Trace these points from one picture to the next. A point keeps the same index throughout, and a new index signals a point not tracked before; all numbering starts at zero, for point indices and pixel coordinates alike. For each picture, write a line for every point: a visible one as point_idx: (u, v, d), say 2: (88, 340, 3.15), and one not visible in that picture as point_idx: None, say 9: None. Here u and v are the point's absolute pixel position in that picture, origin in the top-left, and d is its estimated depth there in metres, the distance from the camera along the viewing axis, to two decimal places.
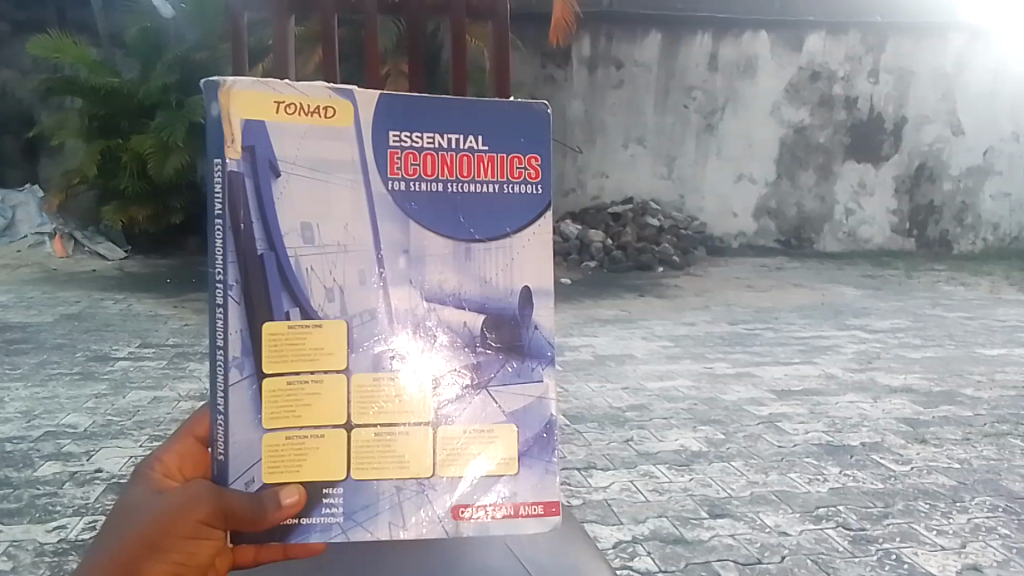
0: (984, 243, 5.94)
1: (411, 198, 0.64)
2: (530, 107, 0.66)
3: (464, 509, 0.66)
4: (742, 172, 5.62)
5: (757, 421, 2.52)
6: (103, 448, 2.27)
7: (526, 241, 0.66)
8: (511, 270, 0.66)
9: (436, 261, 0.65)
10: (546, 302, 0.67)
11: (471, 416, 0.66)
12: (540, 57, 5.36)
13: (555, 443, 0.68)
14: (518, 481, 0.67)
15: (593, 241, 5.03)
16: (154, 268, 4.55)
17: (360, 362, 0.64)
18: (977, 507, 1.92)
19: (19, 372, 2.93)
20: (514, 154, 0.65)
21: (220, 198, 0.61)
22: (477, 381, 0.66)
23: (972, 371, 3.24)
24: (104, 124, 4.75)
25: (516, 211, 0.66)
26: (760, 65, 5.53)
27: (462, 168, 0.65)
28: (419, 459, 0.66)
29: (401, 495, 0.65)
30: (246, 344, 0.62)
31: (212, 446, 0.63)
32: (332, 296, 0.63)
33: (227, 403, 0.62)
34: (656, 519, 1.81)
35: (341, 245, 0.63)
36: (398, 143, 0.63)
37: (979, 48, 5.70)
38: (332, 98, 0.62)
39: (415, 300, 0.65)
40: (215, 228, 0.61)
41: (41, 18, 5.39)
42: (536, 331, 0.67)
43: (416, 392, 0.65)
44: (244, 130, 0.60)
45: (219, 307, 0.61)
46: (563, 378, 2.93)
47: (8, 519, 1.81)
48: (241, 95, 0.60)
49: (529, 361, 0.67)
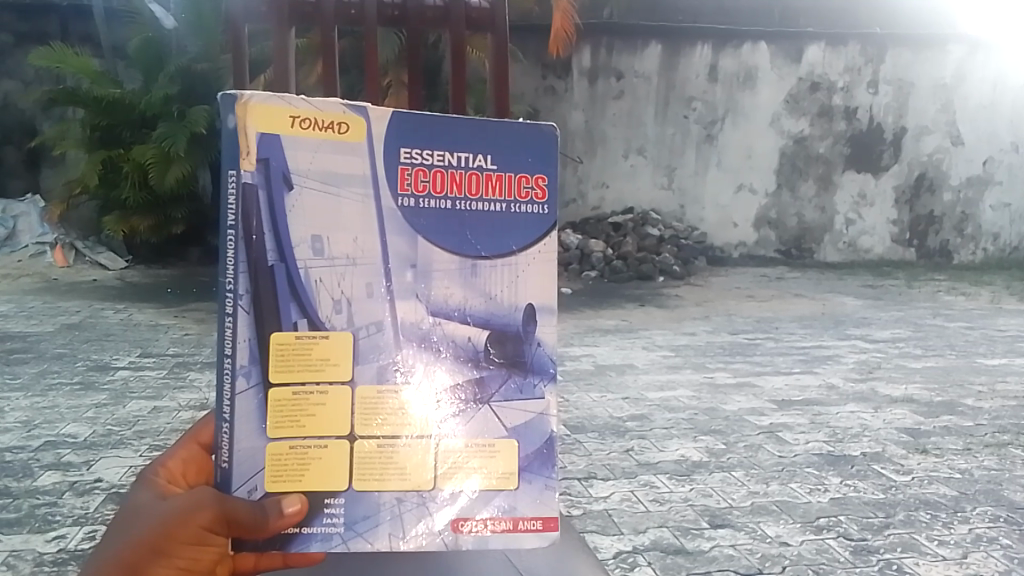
0: (985, 253, 5.94)
1: (420, 214, 0.64)
2: (538, 129, 0.66)
3: (463, 522, 0.66)
4: (743, 182, 5.63)
5: (757, 432, 2.52)
6: (102, 458, 2.27)
7: (530, 259, 0.66)
8: (516, 285, 0.66)
9: (441, 274, 0.65)
10: (548, 318, 0.68)
11: (473, 430, 0.67)
12: (541, 67, 5.37)
13: (556, 458, 0.68)
14: (517, 495, 0.67)
15: (593, 251, 5.04)
16: (155, 278, 4.55)
17: (365, 374, 0.64)
18: (978, 517, 1.92)
19: (19, 382, 2.92)
20: (522, 173, 0.66)
21: (233, 209, 0.61)
22: (479, 395, 0.67)
23: (973, 381, 3.24)
24: (106, 134, 4.77)
25: (522, 229, 0.66)
26: (760, 76, 5.55)
27: (470, 184, 0.65)
28: (419, 472, 0.66)
29: (402, 507, 0.65)
30: (253, 353, 0.62)
31: (217, 454, 0.63)
32: (340, 307, 0.63)
33: (233, 410, 0.62)
34: (656, 529, 1.81)
35: (349, 258, 0.63)
36: (408, 160, 0.64)
37: (978, 58, 5.72)
38: (345, 114, 0.62)
39: (420, 313, 0.65)
40: (226, 238, 0.61)
41: (44, 29, 5.39)
42: (539, 347, 0.67)
43: (419, 407, 0.65)
44: (259, 142, 0.60)
45: (227, 316, 0.61)
46: (563, 388, 2.92)
47: (7, 529, 1.81)
48: (257, 107, 0.60)
49: (530, 376, 0.67)
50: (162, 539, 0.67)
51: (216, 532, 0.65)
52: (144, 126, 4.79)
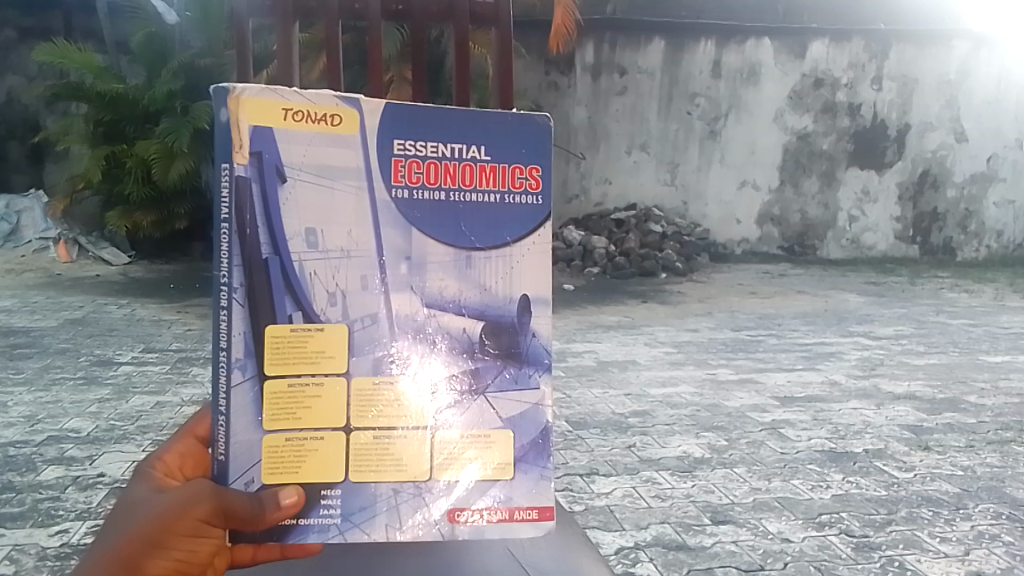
0: (988, 250, 5.92)
1: (414, 206, 0.64)
2: (532, 119, 0.66)
3: (460, 512, 0.66)
4: (746, 178, 5.62)
5: (760, 428, 2.52)
6: (105, 452, 2.27)
7: (524, 251, 0.66)
8: (511, 277, 0.66)
9: (436, 266, 0.65)
10: (544, 309, 0.67)
11: (469, 421, 0.67)
12: (544, 63, 5.35)
13: (551, 448, 0.68)
14: (513, 485, 0.67)
15: (596, 247, 5.04)
16: (158, 273, 4.56)
17: (361, 366, 0.64)
18: (981, 515, 1.91)
19: (23, 376, 2.93)
20: (515, 164, 0.66)
21: (227, 202, 0.61)
22: (474, 387, 0.67)
23: (976, 379, 3.24)
24: (109, 129, 4.77)
25: (516, 220, 0.66)
26: (764, 72, 5.54)
27: (464, 176, 0.65)
28: (415, 463, 0.66)
29: (399, 498, 0.66)
30: (249, 346, 0.62)
31: (214, 447, 0.63)
32: (335, 300, 0.63)
33: (228, 403, 0.62)
34: (658, 525, 1.81)
35: (344, 251, 0.63)
36: (402, 152, 0.64)
37: (983, 54, 5.70)
38: (337, 107, 0.62)
39: (415, 305, 0.65)
40: (221, 231, 0.61)
41: (47, 24, 5.39)
42: (534, 338, 0.67)
43: (416, 398, 0.65)
44: (252, 136, 0.60)
45: (223, 309, 0.61)
46: (566, 385, 2.93)
47: (11, 523, 1.82)
48: (249, 100, 0.60)
49: (525, 368, 0.67)
50: (160, 531, 0.67)
51: (214, 525, 0.64)
52: (147, 121, 4.79)
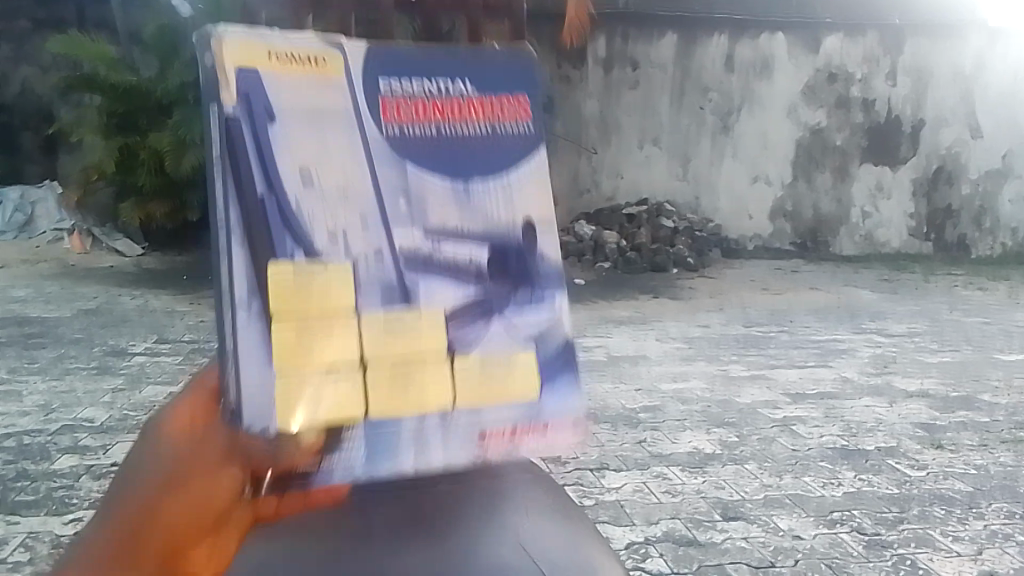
0: (1003, 247, 5.87)
1: (410, 143, 0.63)
2: (513, 52, 0.67)
3: (491, 438, 0.63)
4: (759, 173, 5.59)
5: (771, 424, 2.51)
6: (119, 441, 2.29)
7: (526, 177, 0.66)
8: (517, 202, 0.65)
9: (443, 200, 0.63)
10: (549, 233, 0.67)
11: (491, 348, 0.64)
12: (557, 55, 5.25)
13: (573, 363, 0.67)
14: (540, 408, 0.65)
15: (607, 242, 5.01)
16: (171, 264, 4.57)
17: (372, 300, 0.60)
18: (994, 514, 1.90)
19: (37, 365, 2.95)
20: (504, 95, 0.66)
21: (216, 145, 0.57)
22: (492, 314, 0.64)
23: (990, 377, 3.22)
24: (123, 120, 4.73)
25: (512, 149, 0.66)
26: (777, 66, 5.50)
27: (456, 110, 0.65)
28: (440, 396, 0.62)
29: (429, 434, 0.61)
30: (251, 284, 0.56)
31: (224, 397, 0.57)
32: (341, 234, 0.59)
33: (234, 347, 0.56)
34: (669, 520, 1.81)
35: (347, 185, 0.60)
36: (392, 90, 0.63)
37: (1000, 49, 5.64)
38: (319, 49, 0.60)
39: (425, 234, 0.62)
40: (215, 173, 0.56)
41: (60, 16, 5.42)
42: (545, 259, 0.66)
43: (436, 326, 0.62)
44: (237, 77, 0.57)
45: (219, 252, 0.56)
46: (577, 379, 2.93)
47: (25, 510, 1.83)
48: (232, 46, 0.57)
49: (541, 287, 0.66)
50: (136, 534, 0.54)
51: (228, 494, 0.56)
52: (161, 113, 4.75)
